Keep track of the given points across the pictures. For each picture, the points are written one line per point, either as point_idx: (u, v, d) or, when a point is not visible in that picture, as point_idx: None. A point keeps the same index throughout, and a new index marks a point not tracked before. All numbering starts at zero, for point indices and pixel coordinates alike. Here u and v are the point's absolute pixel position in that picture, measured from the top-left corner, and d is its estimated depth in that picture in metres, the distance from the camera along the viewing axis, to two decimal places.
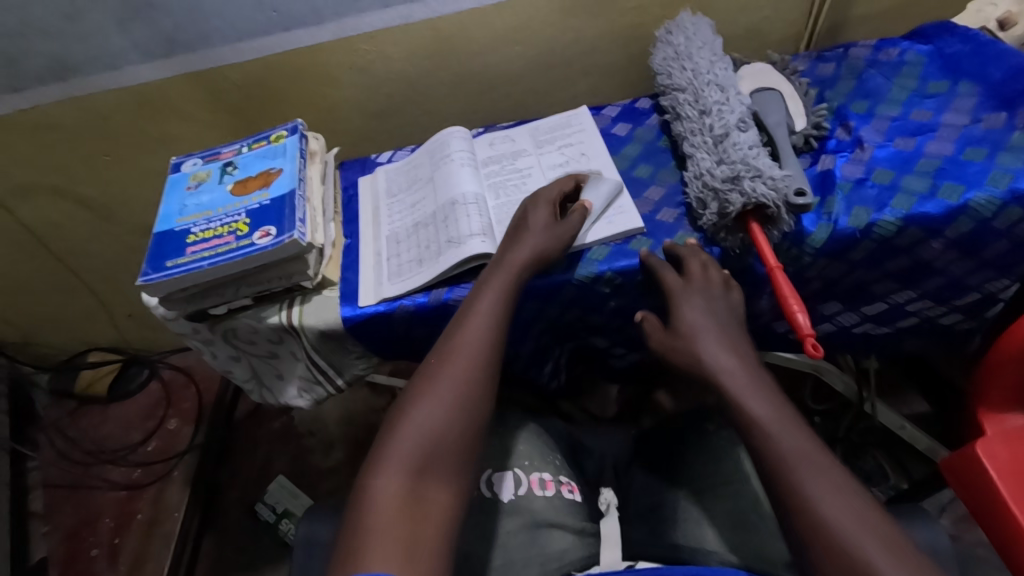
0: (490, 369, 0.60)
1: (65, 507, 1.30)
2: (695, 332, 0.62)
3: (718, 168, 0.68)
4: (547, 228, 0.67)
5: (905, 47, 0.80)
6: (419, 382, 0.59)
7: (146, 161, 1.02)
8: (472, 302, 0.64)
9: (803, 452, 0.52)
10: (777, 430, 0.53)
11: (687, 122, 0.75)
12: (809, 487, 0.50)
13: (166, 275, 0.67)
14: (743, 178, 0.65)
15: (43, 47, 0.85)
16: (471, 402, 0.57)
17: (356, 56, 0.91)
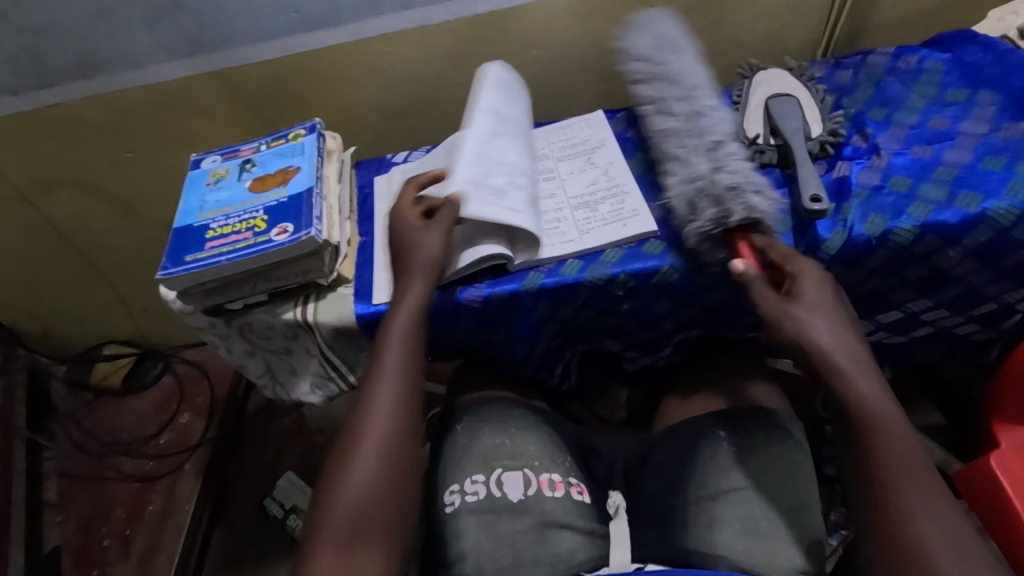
0: (407, 426, 0.61)
1: (79, 497, 1.32)
2: (810, 312, 0.58)
3: (718, 174, 0.67)
4: (431, 244, 0.67)
5: (925, 55, 0.79)
6: (341, 451, 0.60)
7: (168, 158, 1.04)
8: (380, 354, 0.64)
9: (904, 459, 0.52)
10: (885, 428, 0.53)
11: (676, 120, 0.74)
12: (903, 495, 0.51)
13: (185, 269, 0.68)
14: (744, 191, 0.65)
15: (70, 45, 0.87)
16: (394, 466, 0.59)
17: (375, 57, 0.92)
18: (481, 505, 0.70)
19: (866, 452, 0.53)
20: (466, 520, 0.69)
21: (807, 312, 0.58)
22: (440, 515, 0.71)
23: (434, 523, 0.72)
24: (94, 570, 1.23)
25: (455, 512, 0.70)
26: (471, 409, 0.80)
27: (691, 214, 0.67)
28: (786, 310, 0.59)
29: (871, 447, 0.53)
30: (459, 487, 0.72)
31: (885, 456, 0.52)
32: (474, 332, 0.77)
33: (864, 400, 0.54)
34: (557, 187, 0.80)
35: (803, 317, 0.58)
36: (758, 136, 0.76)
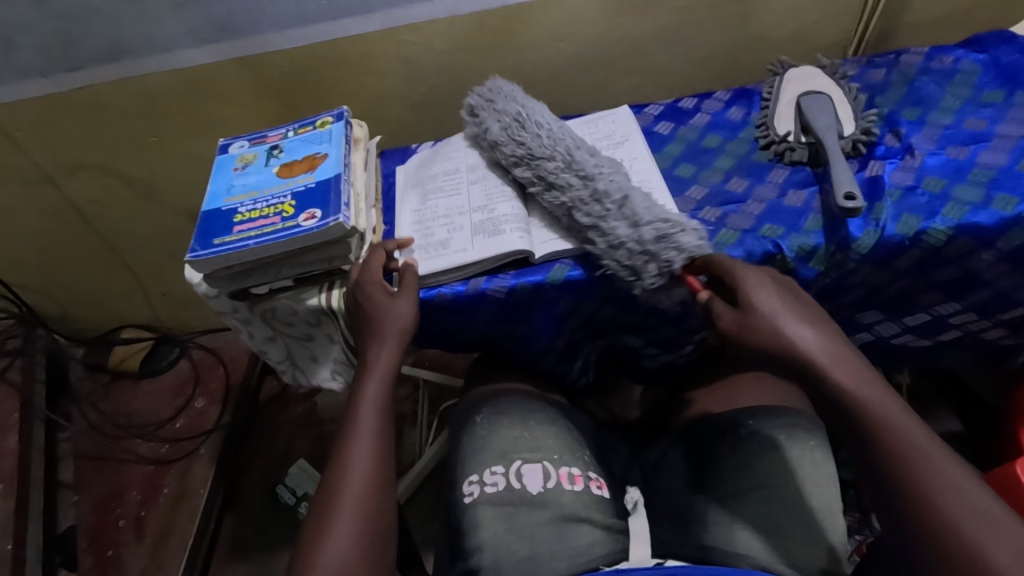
0: (386, 477, 0.57)
1: (94, 478, 1.33)
2: (778, 314, 0.55)
3: (640, 230, 0.64)
4: (393, 308, 0.67)
5: (960, 55, 0.78)
6: (315, 518, 0.55)
7: (192, 144, 1.04)
8: (353, 415, 0.62)
9: (911, 441, 0.47)
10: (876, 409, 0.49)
11: (572, 190, 0.69)
12: (921, 477, 0.46)
13: (214, 252, 0.68)
14: (672, 235, 0.64)
15: (100, 28, 0.88)
16: (377, 512, 0.55)
17: (401, 47, 0.92)
18: (499, 497, 0.70)
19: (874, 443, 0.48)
20: (484, 510, 0.69)
21: (776, 315, 0.55)
22: (459, 504, 0.72)
23: (453, 512, 0.72)
24: (108, 551, 1.24)
25: (474, 502, 0.71)
26: (489, 400, 0.81)
27: (636, 273, 0.66)
28: (758, 319, 0.55)
29: (874, 435, 0.48)
30: (478, 478, 0.73)
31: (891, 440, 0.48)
32: (495, 324, 0.76)
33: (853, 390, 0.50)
34: None
35: (779, 321, 0.55)
36: (789, 133, 0.76)
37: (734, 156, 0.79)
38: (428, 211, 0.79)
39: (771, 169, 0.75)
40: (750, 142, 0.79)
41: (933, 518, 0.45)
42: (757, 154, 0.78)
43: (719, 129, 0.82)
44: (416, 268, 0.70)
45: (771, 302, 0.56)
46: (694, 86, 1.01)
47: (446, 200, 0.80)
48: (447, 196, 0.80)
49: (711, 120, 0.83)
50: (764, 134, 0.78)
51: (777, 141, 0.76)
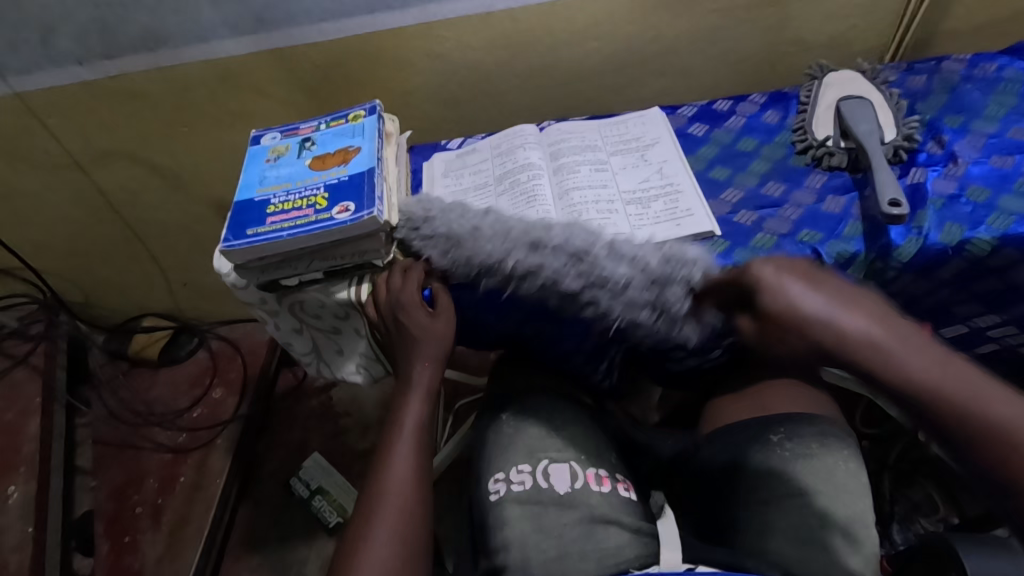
0: (423, 489, 0.61)
1: (112, 464, 1.34)
2: (831, 308, 0.48)
3: (641, 273, 0.63)
4: (433, 327, 0.69)
5: (1004, 63, 0.77)
6: (356, 525, 0.58)
7: (222, 135, 1.05)
8: (395, 433, 0.65)
9: (1005, 419, 0.42)
10: (963, 390, 0.44)
11: (550, 261, 0.65)
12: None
13: (247, 242, 0.67)
14: (672, 261, 0.64)
15: (138, 17, 0.88)
16: (414, 532, 0.58)
17: (435, 42, 0.92)
18: (525, 496, 0.70)
19: (972, 428, 0.43)
20: (511, 509, 0.69)
21: (828, 312, 0.48)
22: (484, 502, 0.72)
23: (478, 509, 0.72)
24: (125, 537, 1.25)
25: (501, 500, 0.70)
26: (516, 399, 0.80)
27: (660, 305, 0.63)
28: (810, 323, 0.48)
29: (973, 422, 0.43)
30: (505, 476, 0.72)
31: (987, 420, 0.43)
32: (525, 323, 0.76)
33: (927, 377, 0.45)
34: (610, 178, 0.78)
35: (835, 318, 0.48)
36: (828, 138, 0.75)
37: (771, 159, 0.78)
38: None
39: (809, 174, 0.74)
40: (787, 146, 0.79)
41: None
42: (794, 158, 0.77)
43: (754, 132, 0.81)
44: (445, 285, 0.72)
45: (814, 297, 0.49)
46: (728, 88, 1.00)
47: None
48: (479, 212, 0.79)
49: (747, 123, 0.82)
50: (801, 138, 0.77)
51: (815, 146, 0.75)
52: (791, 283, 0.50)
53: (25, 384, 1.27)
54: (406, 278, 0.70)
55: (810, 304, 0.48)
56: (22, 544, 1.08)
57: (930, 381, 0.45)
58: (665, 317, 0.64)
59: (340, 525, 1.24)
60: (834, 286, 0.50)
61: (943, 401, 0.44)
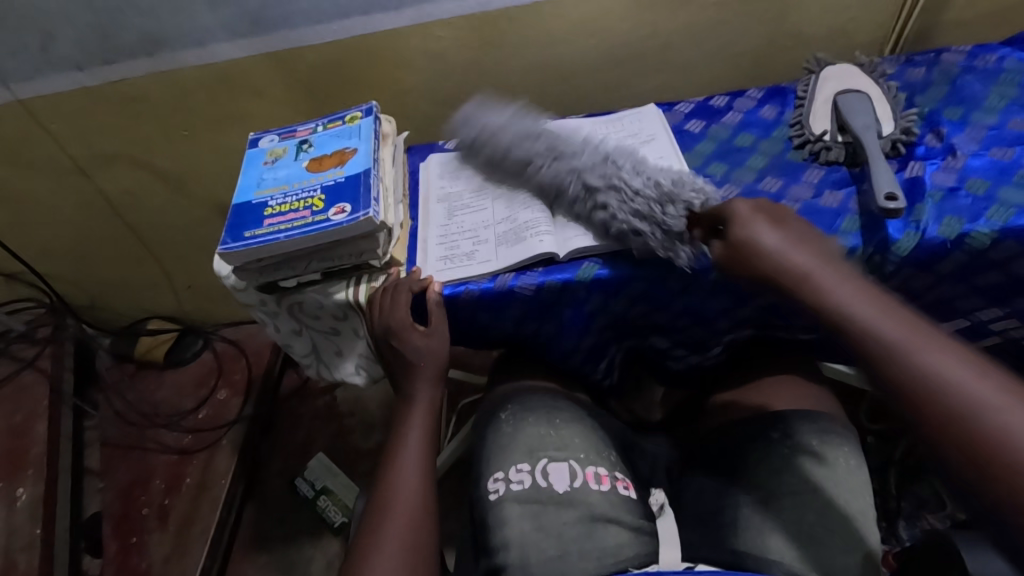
0: (428, 497, 0.61)
1: (120, 465, 1.35)
2: (777, 245, 0.57)
3: (647, 193, 0.68)
4: (428, 345, 0.70)
5: (1004, 54, 0.76)
6: (365, 533, 0.58)
7: (222, 138, 1.05)
8: (399, 447, 0.65)
9: (906, 325, 0.47)
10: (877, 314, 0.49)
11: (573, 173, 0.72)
12: (924, 354, 0.45)
13: (245, 244, 0.68)
14: (680, 186, 0.68)
15: (137, 22, 0.89)
16: (422, 539, 0.58)
17: (431, 42, 0.92)
18: (523, 496, 0.70)
19: (870, 336, 0.48)
20: (511, 508, 0.69)
21: (778, 248, 0.57)
22: (483, 501, 0.72)
23: (477, 508, 0.72)
24: (133, 538, 1.26)
25: (500, 500, 0.70)
26: (515, 398, 0.81)
27: (659, 221, 0.66)
28: (753, 255, 0.58)
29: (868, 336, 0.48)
30: (504, 475, 0.72)
31: (890, 328, 0.48)
32: (523, 322, 0.76)
33: (849, 300, 0.51)
34: None
35: (780, 252, 0.57)
36: (825, 133, 0.74)
37: (768, 155, 0.77)
38: (454, 227, 0.78)
39: (807, 169, 0.74)
40: (784, 141, 0.78)
41: (934, 396, 0.43)
42: (792, 153, 0.76)
43: (752, 127, 0.81)
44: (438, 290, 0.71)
45: (771, 234, 0.58)
46: (727, 83, 0.99)
47: (471, 216, 0.79)
48: (473, 213, 0.79)
49: (744, 118, 0.82)
50: (798, 133, 0.76)
51: (812, 141, 0.75)
52: (755, 219, 0.60)
53: (32, 387, 1.28)
54: (396, 299, 0.70)
55: (759, 239, 0.58)
56: (31, 545, 1.09)
57: (849, 304, 0.51)
58: (665, 233, 0.66)
59: (345, 525, 1.25)
60: (797, 232, 0.59)
61: (851, 320, 0.50)
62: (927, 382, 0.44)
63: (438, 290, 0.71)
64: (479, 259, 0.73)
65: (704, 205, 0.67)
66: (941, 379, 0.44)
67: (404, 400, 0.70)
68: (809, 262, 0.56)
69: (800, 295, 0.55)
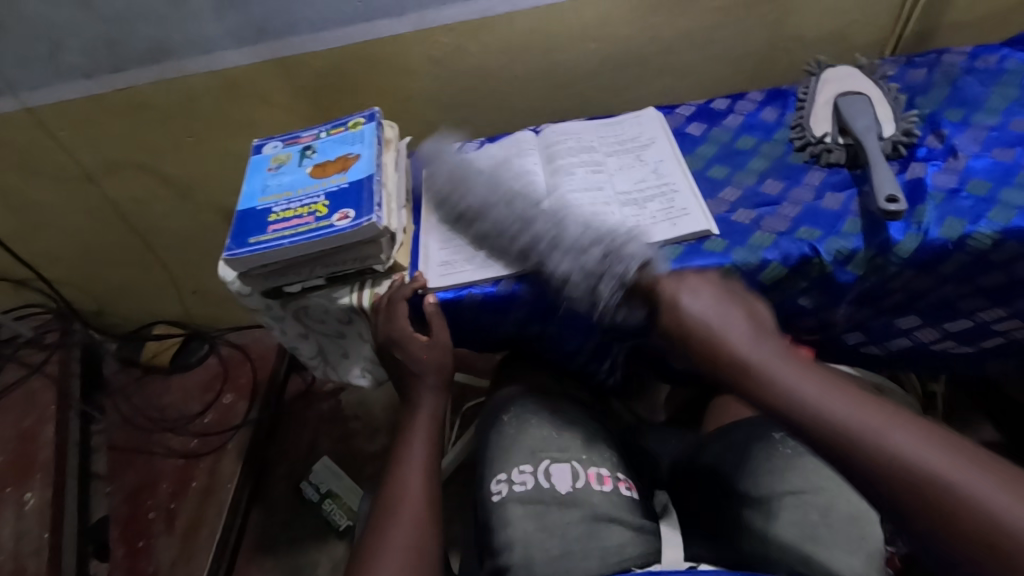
0: (432, 502, 0.61)
1: (127, 469, 1.36)
2: (713, 319, 0.57)
3: (587, 256, 0.63)
4: (429, 356, 0.70)
5: (1006, 55, 0.76)
6: (369, 537, 0.58)
7: (226, 144, 1.06)
8: (402, 453, 0.66)
9: (864, 403, 0.48)
10: (828, 398, 0.49)
11: (509, 228, 0.70)
12: (885, 433, 0.46)
13: (249, 250, 0.68)
14: (617, 249, 0.63)
15: (143, 31, 0.90)
16: (426, 543, 0.58)
17: (434, 47, 0.92)
18: (525, 497, 0.70)
19: (830, 422, 0.48)
20: (514, 509, 0.70)
21: (713, 322, 0.57)
22: (487, 502, 0.72)
23: (481, 509, 0.73)
24: (140, 541, 1.27)
25: (503, 501, 0.71)
26: (518, 401, 0.81)
27: (595, 296, 0.62)
28: (690, 326, 0.57)
29: (825, 419, 0.48)
30: (507, 477, 0.73)
31: (858, 416, 0.47)
32: (526, 325, 0.77)
33: (794, 382, 0.51)
34: (605, 179, 0.77)
35: (717, 325, 0.56)
36: (826, 135, 0.75)
37: (769, 158, 0.78)
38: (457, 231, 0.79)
39: (808, 171, 0.74)
40: (785, 143, 0.78)
41: (919, 478, 0.43)
42: (792, 156, 0.77)
43: (753, 130, 0.81)
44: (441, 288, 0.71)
45: (700, 307, 0.58)
46: (728, 85, 0.99)
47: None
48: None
49: (744, 121, 0.82)
50: (799, 135, 0.77)
51: (813, 143, 0.75)
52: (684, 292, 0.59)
53: (41, 393, 1.29)
54: (396, 310, 0.70)
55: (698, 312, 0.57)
56: (39, 548, 1.10)
57: (802, 390, 0.50)
58: (603, 308, 0.63)
59: (350, 528, 1.25)
60: (725, 297, 0.60)
61: (805, 408, 0.49)
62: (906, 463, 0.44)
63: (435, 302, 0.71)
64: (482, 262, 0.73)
65: (639, 273, 0.62)
66: (901, 455, 0.45)
67: (408, 408, 0.71)
68: (746, 340, 0.55)
69: (743, 374, 0.53)
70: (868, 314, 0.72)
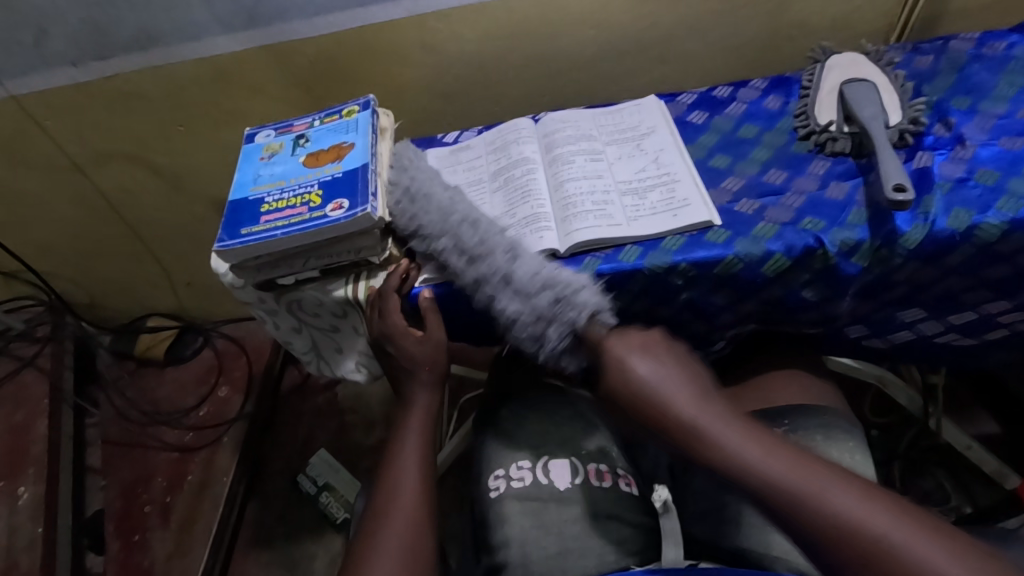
0: (428, 502, 0.60)
1: (122, 463, 1.34)
2: (657, 382, 0.55)
3: (529, 307, 0.63)
4: (421, 351, 0.69)
5: (1014, 42, 0.74)
6: (363, 538, 0.57)
7: (217, 134, 1.04)
8: (396, 451, 0.64)
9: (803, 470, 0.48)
10: (775, 461, 0.49)
11: (460, 247, 0.66)
12: (830, 502, 0.46)
13: (241, 242, 0.66)
14: (569, 297, 0.63)
15: (130, 17, 0.88)
16: (422, 546, 0.56)
17: (429, 34, 0.90)
18: (523, 493, 0.69)
19: (775, 491, 0.47)
20: (512, 505, 0.69)
21: (656, 382, 0.56)
22: (484, 499, 0.71)
23: (478, 506, 0.72)
24: (135, 535, 1.26)
25: (501, 497, 0.70)
26: (516, 395, 0.80)
27: (542, 341, 0.64)
28: (634, 387, 0.56)
29: (773, 484, 0.48)
30: (505, 473, 0.72)
31: (802, 486, 0.47)
32: None
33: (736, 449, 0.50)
34: (604, 169, 0.76)
35: (661, 393, 0.55)
36: (831, 123, 0.73)
37: (772, 147, 0.76)
38: None
39: (812, 160, 0.73)
40: (789, 132, 0.77)
41: (863, 545, 0.44)
42: (796, 145, 0.75)
43: (756, 118, 0.80)
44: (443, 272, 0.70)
45: (649, 370, 0.56)
46: (729, 74, 0.98)
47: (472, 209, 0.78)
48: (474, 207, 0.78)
49: (747, 109, 0.81)
50: (803, 124, 0.75)
51: (818, 132, 0.73)
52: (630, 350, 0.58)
53: (32, 386, 1.28)
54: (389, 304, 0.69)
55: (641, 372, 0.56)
56: (33, 544, 1.09)
57: (748, 458, 0.49)
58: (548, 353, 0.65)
59: (347, 521, 1.25)
60: (670, 355, 0.58)
61: (750, 474, 0.49)
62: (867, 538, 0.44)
63: (429, 296, 0.70)
64: None
65: (587, 325, 0.63)
66: (858, 524, 0.44)
67: (401, 406, 0.69)
68: (689, 400, 0.54)
69: (684, 441, 0.52)
70: (871, 307, 0.71)
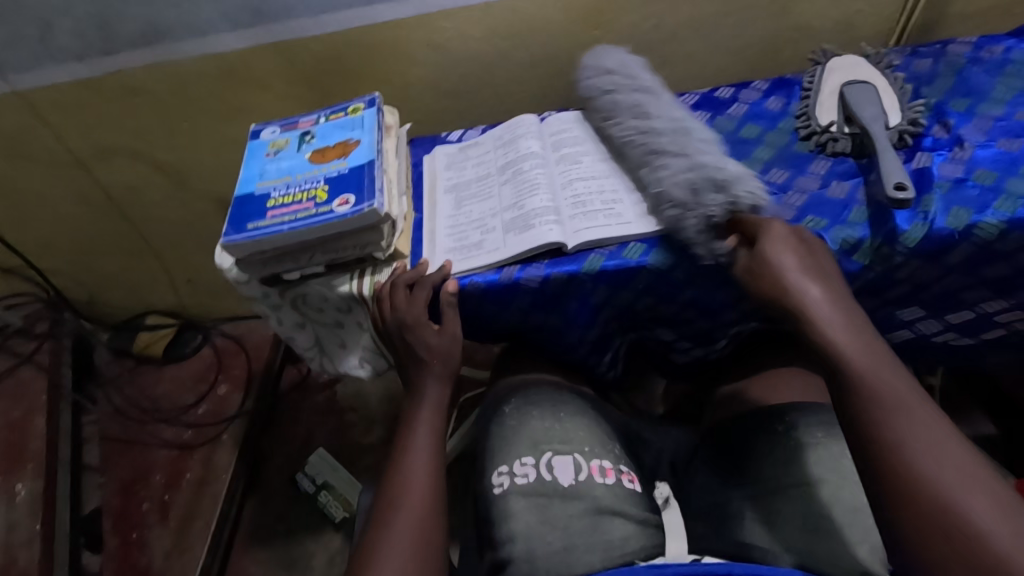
0: (437, 497, 0.60)
1: (120, 460, 1.34)
2: (796, 276, 0.59)
3: (692, 174, 0.66)
4: (431, 346, 0.69)
5: (1011, 45, 0.76)
6: (372, 532, 0.58)
7: (222, 130, 1.04)
8: (406, 445, 0.64)
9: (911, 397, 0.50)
10: (894, 378, 0.51)
11: (661, 125, 0.72)
12: (915, 432, 0.48)
13: (248, 236, 0.67)
14: (730, 186, 0.65)
15: (136, 12, 0.88)
16: (431, 541, 0.57)
17: (435, 33, 0.91)
18: (526, 489, 0.70)
19: (881, 397, 0.50)
20: (516, 502, 0.69)
21: (800, 278, 0.59)
22: (488, 495, 0.72)
23: (481, 502, 0.72)
24: (133, 533, 1.25)
25: (505, 493, 0.70)
26: (519, 392, 0.80)
27: (699, 210, 0.65)
28: (768, 275, 0.60)
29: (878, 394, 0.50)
30: (509, 469, 0.72)
31: (909, 409, 0.49)
32: (528, 314, 0.76)
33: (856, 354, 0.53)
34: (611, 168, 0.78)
35: (801, 283, 0.58)
36: (832, 124, 0.74)
37: (775, 146, 0.77)
38: (461, 217, 0.78)
39: (813, 160, 0.74)
40: (791, 133, 0.78)
41: (931, 473, 0.46)
42: (798, 145, 0.76)
43: (758, 119, 0.81)
44: (450, 269, 0.71)
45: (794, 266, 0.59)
46: (732, 75, 0.99)
47: (478, 205, 0.78)
48: (480, 202, 0.79)
49: (750, 110, 0.82)
50: (805, 124, 0.76)
51: (819, 132, 0.74)
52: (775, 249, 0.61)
53: (31, 383, 1.27)
54: (413, 296, 0.70)
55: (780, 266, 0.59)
56: (31, 540, 1.09)
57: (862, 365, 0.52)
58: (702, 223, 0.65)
59: (346, 519, 1.25)
60: (818, 264, 0.60)
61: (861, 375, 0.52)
62: (936, 467, 0.46)
63: (455, 288, 0.70)
64: (486, 249, 0.73)
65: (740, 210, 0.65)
66: (934, 456, 0.46)
67: (411, 402, 0.69)
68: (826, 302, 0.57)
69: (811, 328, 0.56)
70: (871, 305, 0.72)
